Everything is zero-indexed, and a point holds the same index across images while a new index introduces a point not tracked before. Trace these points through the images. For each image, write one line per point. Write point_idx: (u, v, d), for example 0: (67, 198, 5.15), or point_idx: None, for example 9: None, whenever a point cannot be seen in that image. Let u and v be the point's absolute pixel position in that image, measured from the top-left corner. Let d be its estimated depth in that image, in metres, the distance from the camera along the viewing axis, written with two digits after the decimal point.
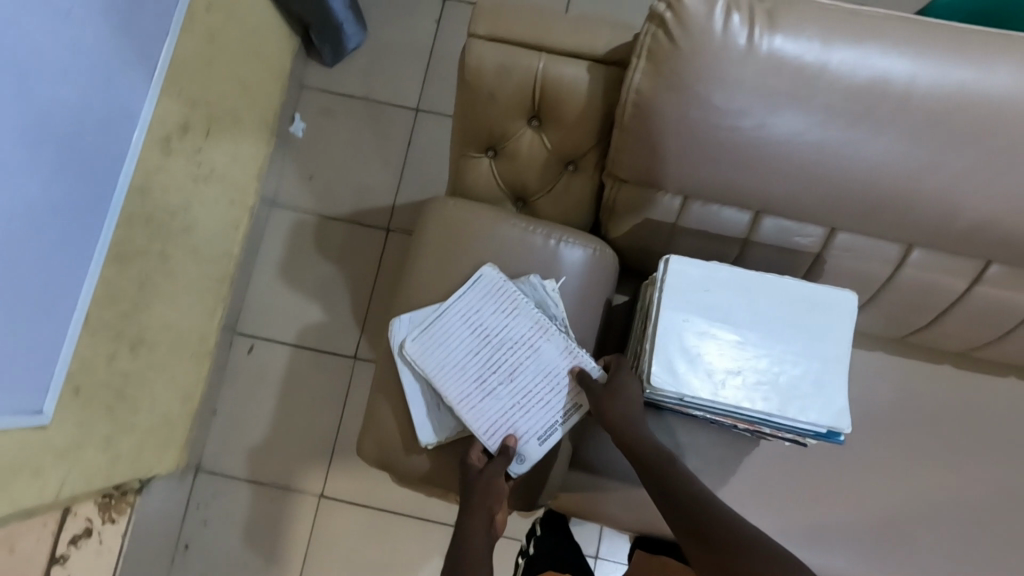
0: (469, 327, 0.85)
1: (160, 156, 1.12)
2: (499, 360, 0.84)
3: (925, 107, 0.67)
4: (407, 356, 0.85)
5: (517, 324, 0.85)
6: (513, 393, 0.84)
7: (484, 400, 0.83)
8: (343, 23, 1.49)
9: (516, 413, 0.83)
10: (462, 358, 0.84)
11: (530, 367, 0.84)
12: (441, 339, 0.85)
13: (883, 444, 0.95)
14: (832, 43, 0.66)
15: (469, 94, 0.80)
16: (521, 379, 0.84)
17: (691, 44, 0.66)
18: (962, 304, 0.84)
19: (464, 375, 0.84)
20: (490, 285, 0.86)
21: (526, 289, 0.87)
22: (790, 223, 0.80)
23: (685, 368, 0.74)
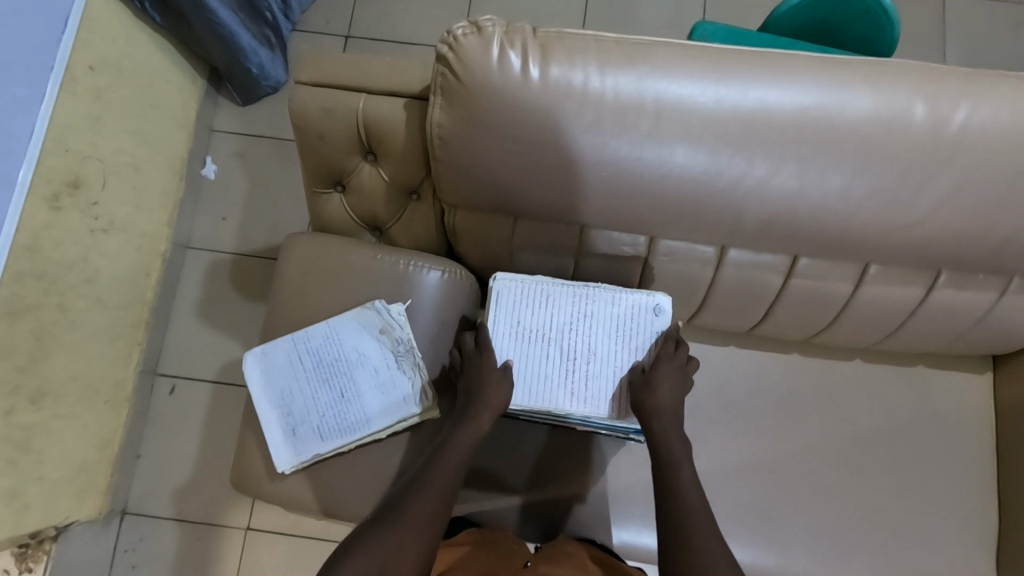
0: (523, 340, 0.80)
1: (49, 212, 1.16)
2: (573, 348, 0.79)
3: (693, 119, 0.73)
4: (260, 394, 0.88)
5: (363, 340, 0.90)
6: (609, 359, 0.79)
7: (588, 387, 0.78)
8: (259, 76, 1.56)
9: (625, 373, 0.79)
10: (317, 384, 0.89)
11: (599, 334, 0.79)
12: (289, 370, 0.89)
13: (739, 432, 1.00)
14: (602, 68, 0.72)
15: (303, 137, 0.86)
16: (602, 348, 0.79)
17: (473, 80, 0.72)
18: (785, 296, 0.90)
19: (549, 380, 0.79)
20: (514, 290, 0.80)
21: (372, 315, 0.90)
22: (611, 233, 0.86)
23: (532, 379, 0.79)
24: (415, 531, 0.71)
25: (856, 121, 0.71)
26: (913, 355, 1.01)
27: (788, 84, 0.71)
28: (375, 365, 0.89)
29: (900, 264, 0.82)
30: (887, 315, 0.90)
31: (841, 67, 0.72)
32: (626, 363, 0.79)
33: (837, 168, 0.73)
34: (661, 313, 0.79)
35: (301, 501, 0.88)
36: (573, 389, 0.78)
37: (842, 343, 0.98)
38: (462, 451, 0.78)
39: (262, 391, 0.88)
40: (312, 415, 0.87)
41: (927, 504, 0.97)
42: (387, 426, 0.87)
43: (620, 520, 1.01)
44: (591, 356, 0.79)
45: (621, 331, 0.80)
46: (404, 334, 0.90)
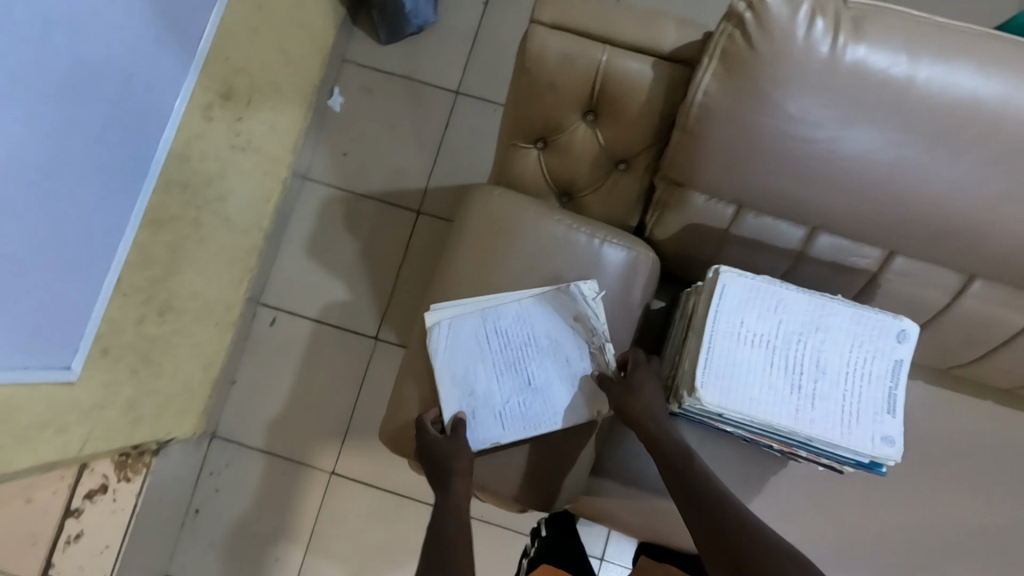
0: (744, 342, 0.71)
1: (201, 122, 1.10)
2: (798, 360, 0.71)
3: (1010, 131, 0.63)
4: (443, 371, 0.84)
5: (554, 325, 0.85)
6: (838, 382, 0.70)
7: (813, 405, 0.69)
8: (410, 12, 1.49)
9: (854, 398, 0.70)
10: (502, 365, 0.84)
11: (828, 352, 0.71)
12: (476, 347, 0.85)
13: (909, 471, 0.93)
14: (919, 56, 0.62)
15: (526, 83, 0.78)
16: (831, 367, 0.71)
17: (769, 50, 0.63)
18: (1017, 339, 0.81)
19: (774, 391, 0.70)
20: (741, 289, 0.73)
21: (568, 300, 0.85)
22: (846, 242, 0.77)
23: (753, 385, 0.70)
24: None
25: None
26: None
27: None
28: (564, 355, 0.85)
29: None
30: None
31: None
32: (863, 389, 0.70)
33: None
34: (906, 342, 0.71)
35: None
36: (797, 404, 0.70)
37: None
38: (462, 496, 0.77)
39: (446, 368, 0.84)
40: (493, 398, 0.83)
41: None
42: (571, 420, 0.83)
43: None
44: (819, 374, 0.70)
45: (855, 352, 0.71)
46: (597, 326, 0.85)
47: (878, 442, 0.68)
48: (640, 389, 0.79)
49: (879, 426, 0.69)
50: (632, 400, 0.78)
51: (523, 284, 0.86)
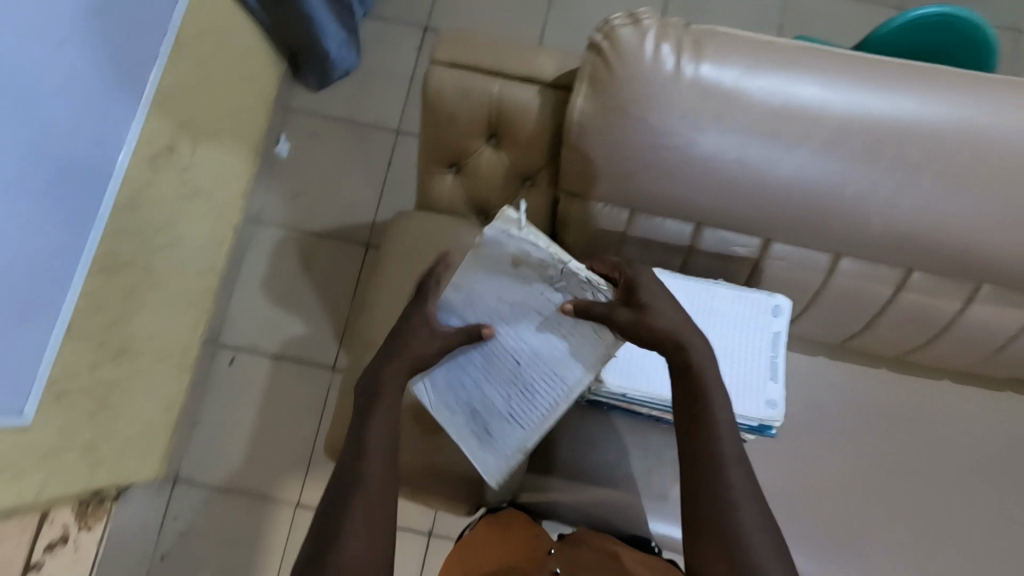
0: None
1: (147, 173, 1.17)
2: None
3: (828, 123, 0.76)
4: (430, 397, 0.74)
5: (515, 278, 0.65)
6: (724, 354, 0.79)
7: None
8: (334, 56, 1.59)
9: (738, 368, 0.78)
10: (484, 360, 0.70)
11: (714, 329, 0.80)
12: (445, 361, 0.71)
13: (822, 441, 1.01)
14: (751, 70, 0.74)
15: (432, 116, 0.87)
16: (717, 343, 0.80)
17: (626, 71, 0.74)
18: (890, 309, 0.90)
19: None
20: None
21: (489, 249, 0.64)
22: (727, 233, 0.87)
23: None
24: (377, 544, 0.60)
25: (971, 133, 0.76)
26: (994, 377, 1.01)
27: (909, 95, 0.76)
28: (543, 310, 0.67)
29: (1010, 283, 0.83)
30: (987, 338, 0.90)
31: (959, 83, 0.78)
32: (745, 361, 0.79)
33: (963, 180, 0.77)
34: (780, 315, 0.81)
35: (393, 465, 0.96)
36: None
37: (936, 362, 0.99)
38: (384, 454, 0.64)
39: (427, 392, 0.73)
40: (497, 399, 0.71)
41: (1010, 529, 0.98)
42: (584, 375, 0.67)
43: None
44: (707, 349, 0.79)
45: (738, 330, 0.80)
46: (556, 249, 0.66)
47: (761, 404, 0.76)
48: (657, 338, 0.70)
49: (761, 391, 0.77)
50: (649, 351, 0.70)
51: None
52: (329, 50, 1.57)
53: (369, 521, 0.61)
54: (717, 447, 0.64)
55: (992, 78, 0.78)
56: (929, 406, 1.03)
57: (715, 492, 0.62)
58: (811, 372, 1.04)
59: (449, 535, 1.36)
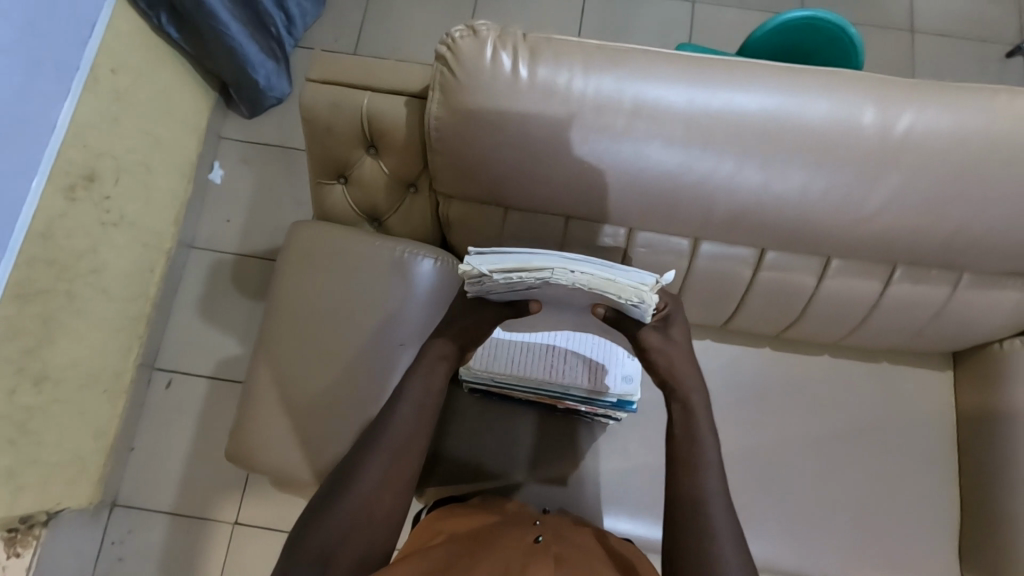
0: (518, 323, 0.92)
1: (65, 204, 1.22)
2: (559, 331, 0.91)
3: (663, 116, 0.80)
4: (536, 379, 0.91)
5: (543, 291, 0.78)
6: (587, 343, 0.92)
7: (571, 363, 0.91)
8: (264, 86, 1.66)
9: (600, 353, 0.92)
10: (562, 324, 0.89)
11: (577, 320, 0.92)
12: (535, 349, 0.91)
13: (712, 420, 1.05)
14: (583, 70, 0.80)
15: (312, 130, 0.93)
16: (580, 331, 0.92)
17: (467, 77, 0.80)
18: (754, 288, 0.96)
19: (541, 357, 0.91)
20: None
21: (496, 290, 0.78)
22: (593, 225, 0.92)
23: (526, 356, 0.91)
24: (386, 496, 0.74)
25: (808, 122, 0.79)
26: (869, 349, 1.07)
27: (748, 87, 0.79)
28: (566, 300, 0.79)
29: (853, 256, 0.89)
30: (847, 310, 0.96)
31: (800, 75, 0.80)
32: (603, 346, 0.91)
33: (802, 164, 0.80)
34: None
35: (291, 467, 0.97)
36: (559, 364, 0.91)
37: (811, 337, 1.04)
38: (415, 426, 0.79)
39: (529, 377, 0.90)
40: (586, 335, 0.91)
41: (891, 492, 1.03)
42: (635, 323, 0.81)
43: (614, 507, 1.05)
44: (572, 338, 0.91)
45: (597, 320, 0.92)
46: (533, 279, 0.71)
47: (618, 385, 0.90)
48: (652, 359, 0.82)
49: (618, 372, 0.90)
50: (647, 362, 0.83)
51: (341, 300, 1.00)
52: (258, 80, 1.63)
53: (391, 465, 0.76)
54: (701, 460, 0.74)
55: (834, 71, 0.81)
56: (812, 381, 1.08)
57: (690, 487, 0.72)
58: (699, 355, 1.09)
59: None
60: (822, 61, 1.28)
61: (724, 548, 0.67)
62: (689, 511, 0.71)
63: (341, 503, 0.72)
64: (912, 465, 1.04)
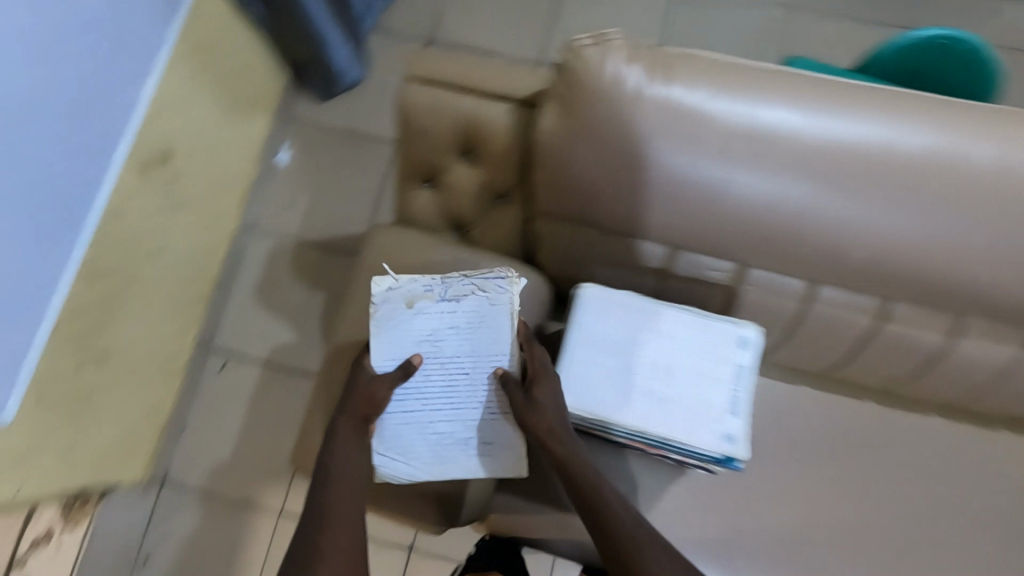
0: (601, 354, 0.78)
1: (138, 181, 1.20)
2: (653, 367, 0.77)
3: (799, 146, 0.75)
4: (423, 461, 0.82)
5: (426, 325, 0.82)
6: (689, 387, 0.76)
7: (664, 409, 0.75)
8: (342, 70, 1.58)
9: (701, 399, 0.75)
10: (445, 391, 0.82)
11: (678, 359, 0.77)
12: (414, 423, 0.81)
13: (804, 474, 0.97)
14: (718, 92, 0.75)
15: (406, 131, 0.87)
16: (680, 371, 0.77)
17: (594, 90, 0.74)
18: (873, 339, 0.87)
19: (625, 396, 0.76)
20: (596, 307, 0.79)
21: (393, 314, 0.83)
22: (702, 258, 0.85)
23: (609, 392, 0.76)
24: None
25: (959, 162, 0.73)
26: (987, 412, 0.97)
27: (894, 122, 0.74)
28: (449, 327, 0.82)
29: (996, 316, 0.79)
30: (977, 372, 0.87)
31: (951, 113, 0.75)
32: (709, 391, 0.75)
33: (950, 209, 0.74)
34: (748, 347, 0.77)
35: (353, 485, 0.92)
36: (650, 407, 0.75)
37: (924, 395, 0.95)
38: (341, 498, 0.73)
39: (411, 456, 0.81)
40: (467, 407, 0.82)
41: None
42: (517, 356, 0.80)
43: None
44: (669, 377, 0.76)
45: (702, 359, 0.77)
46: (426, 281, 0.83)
47: (720, 440, 0.73)
48: (543, 409, 0.74)
49: (722, 424, 0.74)
50: (533, 419, 0.74)
51: None
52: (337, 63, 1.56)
53: (344, 498, 0.73)
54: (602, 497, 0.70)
55: (984, 108, 0.76)
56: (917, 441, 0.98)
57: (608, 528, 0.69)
58: (795, 402, 1.00)
59: (429, 551, 1.35)
60: (959, 87, 1.14)
61: (625, 517, 0.69)
62: (614, 535, 0.68)
63: (304, 547, 0.68)
64: None
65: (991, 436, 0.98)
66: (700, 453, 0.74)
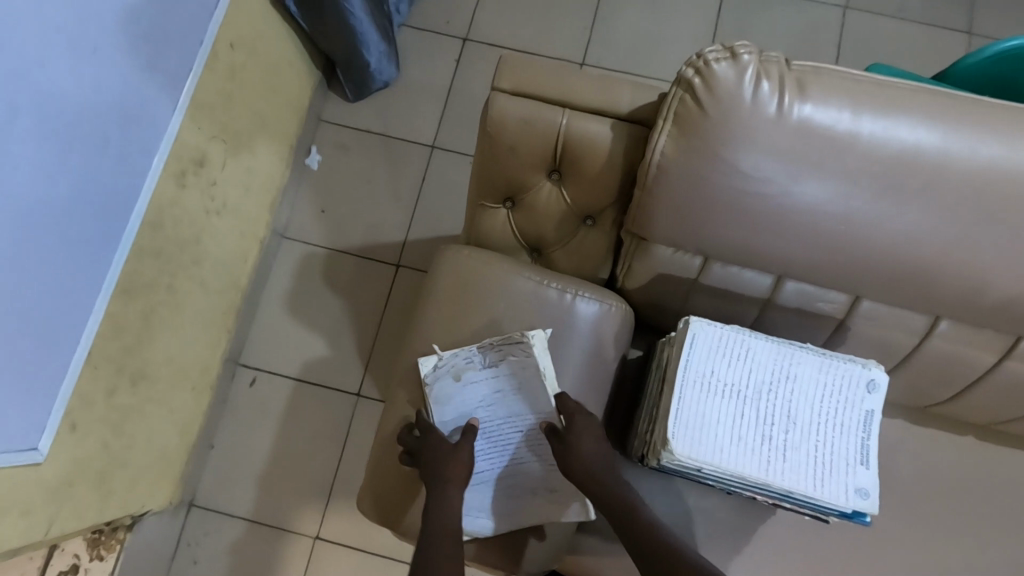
0: (716, 395, 0.72)
1: (174, 191, 1.11)
2: (771, 412, 0.71)
3: (950, 177, 0.66)
4: (489, 520, 0.84)
5: (472, 392, 0.85)
6: (810, 433, 0.70)
7: (786, 458, 0.69)
8: (374, 68, 1.49)
9: (824, 448, 0.70)
10: (500, 450, 0.85)
11: (798, 402, 0.72)
12: (476, 487, 0.85)
13: (901, 513, 0.91)
14: (860, 113, 0.65)
15: (490, 148, 0.80)
16: (801, 416, 0.71)
17: (718, 110, 0.65)
18: (991, 376, 0.81)
19: (744, 442, 0.70)
20: (710, 344, 0.73)
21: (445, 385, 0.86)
22: (814, 288, 0.78)
23: (728, 437, 0.70)
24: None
25: None
26: None
27: None
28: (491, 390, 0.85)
29: None
30: None
31: None
32: (834, 440, 0.70)
33: None
34: (876, 391, 0.71)
35: None
36: (770, 456, 0.69)
37: None
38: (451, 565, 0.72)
39: (480, 514, 0.84)
40: (527, 462, 0.85)
41: None
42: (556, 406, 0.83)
43: None
44: (789, 423, 0.71)
45: (824, 404, 0.71)
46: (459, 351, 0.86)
47: (849, 493, 0.68)
48: (577, 446, 0.79)
49: (849, 475, 0.69)
50: (570, 457, 0.78)
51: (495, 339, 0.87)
52: (369, 62, 1.47)
53: None
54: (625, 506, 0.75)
55: None
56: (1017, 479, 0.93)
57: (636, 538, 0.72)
58: (888, 435, 0.95)
59: None
60: (1020, 91, 1.11)
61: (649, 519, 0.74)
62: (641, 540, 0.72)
63: None
64: None
65: None
66: (826, 507, 0.68)
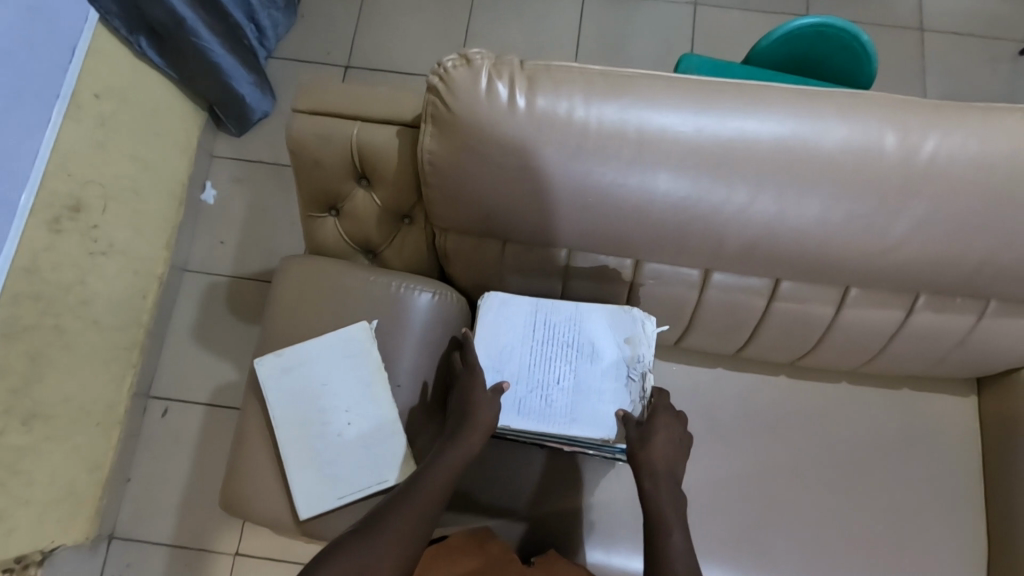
0: (519, 361, 0.88)
1: (48, 236, 1.17)
2: (561, 372, 0.87)
3: (671, 145, 0.75)
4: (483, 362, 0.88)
5: (607, 349, 0.88)
6: (593, 388, 0.86)
7: (572, 409, 0.85)
8: (247, 97, 1.58)
9: (604, 399, 0.86)
10: (539, 357, 0.88)
11: (586, 363, 0.87)
12: (511, 339, 0.88)
13: (725, 453, 1.01)
14: (585, 98, 0.75)
15: (300, 163, 0.89)
16: (586, 374, 0.87)
17: (462, 108, 0.75)
18: (769, 318, 0.92)
19: (539, 400, 0.86)
20: (513, 319, 0.89)
21: (626, 319, 0.88)
22: (599, 256, 0.88)
23: (526, 396, 0.86)
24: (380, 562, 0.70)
25: (823, 143, 0.74)
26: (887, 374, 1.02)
27: (760, 112, 0.74)
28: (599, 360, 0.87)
29: (873, 285, 0.84)
30: (870, 338, 0.92)
31: (816, 97, 0.75)
32: (610, 391, 0.86)
33: (829, 188, 0.75)
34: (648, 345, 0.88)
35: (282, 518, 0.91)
36: (559, 409, 0.85)
37: (829, 364, 1.00)
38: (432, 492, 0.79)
39: (488, 333, 0.89)
40: (525, 394, 0.86)
41: (917, 524, 0.98)
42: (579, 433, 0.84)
43: (615, 543, 1.00)
44: (576, 381, 0.86)
45: (604, 364, 0.87)
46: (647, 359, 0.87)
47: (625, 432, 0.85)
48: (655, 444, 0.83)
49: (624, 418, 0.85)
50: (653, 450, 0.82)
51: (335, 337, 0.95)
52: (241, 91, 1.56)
53: (410, 525, 0.75)
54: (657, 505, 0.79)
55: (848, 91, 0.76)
56: (825, 408, 1.04)
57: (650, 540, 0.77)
58: (711, 385, 1.05)
59: None
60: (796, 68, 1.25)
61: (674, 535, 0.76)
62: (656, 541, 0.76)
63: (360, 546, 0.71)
64: (933, 497, 0.99)
65: (890, 396, 1.04)
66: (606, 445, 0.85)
